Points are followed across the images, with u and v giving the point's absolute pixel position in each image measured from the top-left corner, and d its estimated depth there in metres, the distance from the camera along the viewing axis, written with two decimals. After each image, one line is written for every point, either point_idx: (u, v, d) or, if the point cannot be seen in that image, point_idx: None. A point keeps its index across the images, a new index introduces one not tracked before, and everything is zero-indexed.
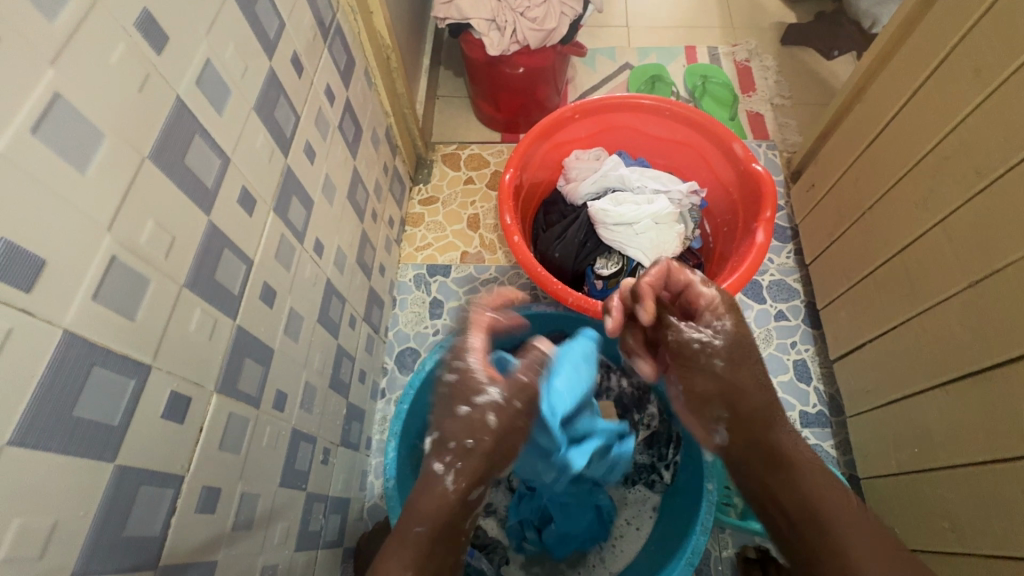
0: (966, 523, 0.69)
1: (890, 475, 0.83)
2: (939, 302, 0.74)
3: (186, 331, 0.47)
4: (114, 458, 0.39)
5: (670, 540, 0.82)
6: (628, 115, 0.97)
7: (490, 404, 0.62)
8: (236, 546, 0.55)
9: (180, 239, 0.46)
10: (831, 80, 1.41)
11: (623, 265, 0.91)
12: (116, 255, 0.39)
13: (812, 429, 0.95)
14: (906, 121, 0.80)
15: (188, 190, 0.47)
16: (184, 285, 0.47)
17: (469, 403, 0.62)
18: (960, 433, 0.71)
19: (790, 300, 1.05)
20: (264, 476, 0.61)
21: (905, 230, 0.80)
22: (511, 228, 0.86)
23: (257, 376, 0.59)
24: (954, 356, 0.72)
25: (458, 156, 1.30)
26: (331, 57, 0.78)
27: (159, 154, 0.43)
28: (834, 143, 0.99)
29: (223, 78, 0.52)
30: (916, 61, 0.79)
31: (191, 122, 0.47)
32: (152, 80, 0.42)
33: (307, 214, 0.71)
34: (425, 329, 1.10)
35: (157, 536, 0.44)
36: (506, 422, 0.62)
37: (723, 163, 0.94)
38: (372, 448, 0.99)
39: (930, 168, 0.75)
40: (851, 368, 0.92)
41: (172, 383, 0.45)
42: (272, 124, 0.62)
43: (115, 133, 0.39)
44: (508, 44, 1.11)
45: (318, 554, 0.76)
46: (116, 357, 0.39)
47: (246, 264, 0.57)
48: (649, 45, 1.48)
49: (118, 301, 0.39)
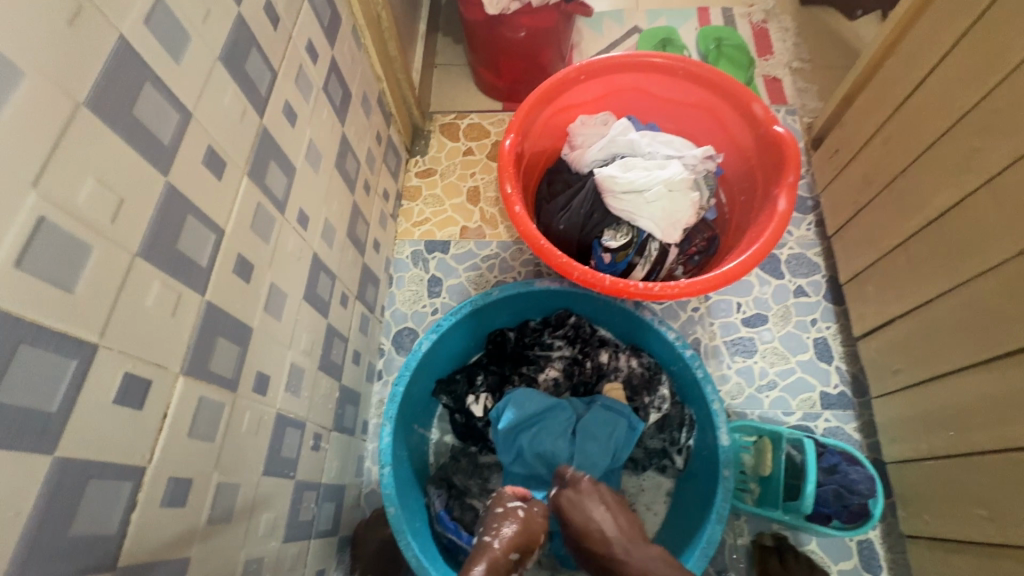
0: (1005, 512, 0.64)
1: (919, 459, 0.77)
2: (982, 272, 0.67)
3: (142, 307, 0.42)
4: (53, 449, 0.34)
5: (684, 529, 0.79)
6: (638, 76, 0.89)
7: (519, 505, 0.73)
8: (213, 540, 0.51)
9: (131, 202, 0.41)
10: (855, 42, 1.32)
11: (633, 237, 0.84)
12: (45, 216, 0.34)
13: (833, 411, 0.89)
14: (948, 74, 0.72)
15: (140, 146, 0.41)
16: (137, 254, 0.41)
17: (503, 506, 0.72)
18: (1000, 415, 0.65)
19: (810, 275, 0.98)
20: (245, 465, 0.56)
21: (943, 195, 0.73)
22: (511, 198, 0.80)
23: (232, 358, 0.54)
24: (996, 331, 0.65)
25: (457, 126, 1.23)
26: (312, 11, 0.71)
27: (98, 102, 0.38)
28: (863, 104, 0.91)
29: (179, 21, 0.45)
30: (961, 6, 0.70)
31: (140, 68, 0.41)
32: (86, 13, 0.36)
33: (289, 183, 0.66)
34: (423, 308, 1.05)
35: (114, 535, 0.39)
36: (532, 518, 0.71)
37: (740, 126, 0.87)
38: (369, 432, 0.94)
39: (974, 125, 0.68)
40: (878, 346, 0.86)
41: (126, 364, 0.40)
42: (244, 79, 0.56)
43: (37, 69, 0.33)
44: (507, 2, 1.02)
45: (311, 544, 0.72)
46: (50, 332, 0.34)
47: (216, 234, 0.51)
48: (658, 7, 1.38)
49: (50, 268, 0.34)
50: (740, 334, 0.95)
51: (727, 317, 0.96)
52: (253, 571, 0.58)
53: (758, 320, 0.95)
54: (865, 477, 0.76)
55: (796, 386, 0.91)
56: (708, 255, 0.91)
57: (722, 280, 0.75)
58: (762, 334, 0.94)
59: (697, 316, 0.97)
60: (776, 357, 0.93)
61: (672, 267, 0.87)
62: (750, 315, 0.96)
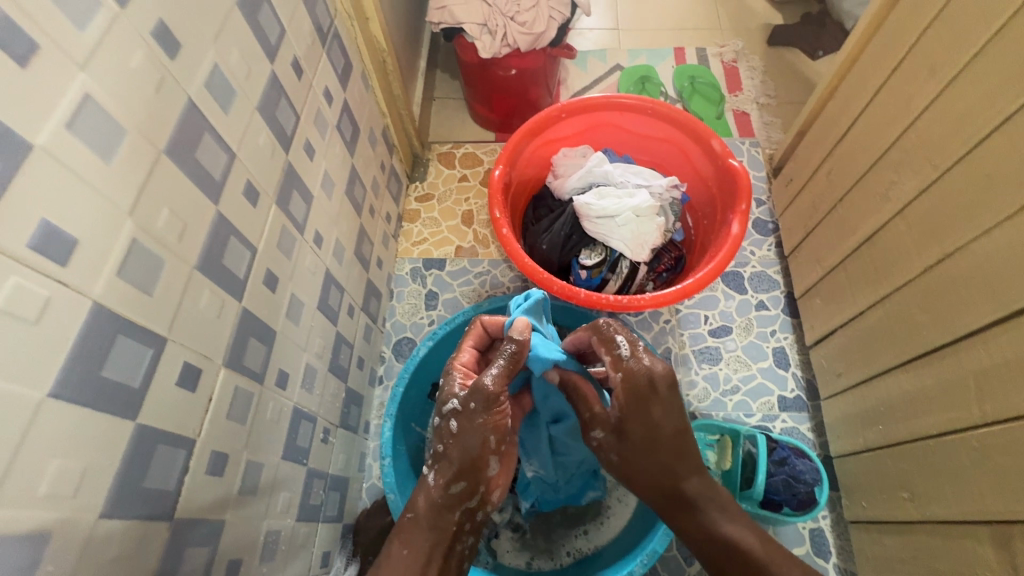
0: (923, 493, 0.74)
1: (858, 452, 0.88)
2: (899, 288, 0.79)
3: (197, 309, 0.52)
4: (135, 417, 0.44)
5: (651, 516, 0.87)
6: (613, 114, 1.01)
7: (454, 412, 0.66)
8: (243, 509, 0.60)
9: (192, 226, 0.51)
10: (815, 80, 1.46)
11: (606, 255, 0.96)
12: (136, 238, 0.44)
13: (789, 413, 1.00)
14: (872, 118, 0.84)
15: (198, 181, 0.52)
16: (194, 267, 0.52)
17: (440, 414, 0.67)
18: (918, 409, 0.75)
19: (770, 290, 1.09)
20: (268, 448, 0.66)
21: (871, 220, 0.84)
22: (499, 222, 0.91)
23: (260, 355, 0.64)
24: (914, 338, 0.76)
25: (453, 155, 1.35)
26: (329, 61, 0.83)
27: (172, 148, 0.48)
28: (811, 139, 1.03)
29: (229, 81, 0.56)
30: (881, 61, 0.83)
31: (201, 121, 0.52)
32: (166, 82, 0.47)
33: (307, 208, 0.76)
34: (421, 320, 1.15)
35: (172, 491, 0.49)
36: (468, 422, 0.64)
37: (702, 158, 0.99)
38: (371, 431, 1.04)
39: (892, 162, 0.80)
40: (825, 353, 0.96)
41: (184, 355, 0.50)
42: (275, 124, 0.67)
43: (136, 128, 0.44)
44: (499, 48, 1.15)
45: (319, 527, 0.81)
46: (137, 327, 0.45)
47: (251, 251, 0.62)
48: (638, 47, 1.52)
49: (139, 278, 0.45)
50: (707, 344, 1.05)
51: (696, 328, 1.07)
52: (272, 542, 0.67)
53: (723, 331, 1.06)
54: (811, 467, 0.88)
55: (757, 391, 1.01)
56: (676, 272, 1.03)
57: (683, 294, 0.85)
58: (726, 344, 1.05)
59: (669, 327, 1.07)
60: (739, 364, 1.03)
61: (642, 282, 0.98)
62: (716, 326, 1.07)
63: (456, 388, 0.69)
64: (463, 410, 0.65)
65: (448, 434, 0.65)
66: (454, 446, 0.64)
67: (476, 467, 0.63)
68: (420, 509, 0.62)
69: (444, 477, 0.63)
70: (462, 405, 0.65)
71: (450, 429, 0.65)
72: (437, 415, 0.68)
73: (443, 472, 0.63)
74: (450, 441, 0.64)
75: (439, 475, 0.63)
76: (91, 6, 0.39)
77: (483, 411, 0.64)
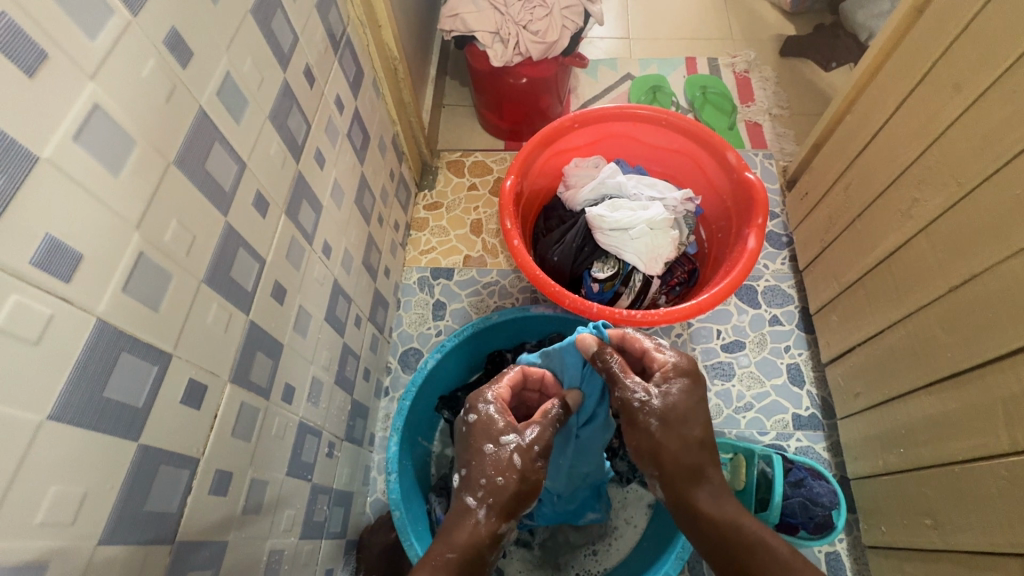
0: (947, 521, 0.71)
1: (877, 474, 0.85)
2: (922, 307, 0.77)
3: (204, 324, 0.50)
4: (137, 438, 0.43)
5: (662, 538, 0.85)
6: (626, 124, 1.00)
7: (516, 448, 0.63)
8: (246, 529, 0.59)
9: (201, 238, 0.50)
10: (829, 92, 1.44)
11: (618, 269, 0.95)
12: (143, 252, 0.43)
13: (804, 432, 0.97)
14: (894, 132, 0.82)
15: (208, 193, 0.51)
16: (202, 281, 0.50)
17: (494, 443, 0.63)
18: (942, 433, 0.73)
19: (784, 305, 1.07)
20: (273, 465, 0.64)
21: (891, 237, 0.83)
22: (510, 233, 0.89)
23: (267, 369, 0.62)
24: (936, 359, 0.74)
25: (462, 163, 1.34)
26: (341, 69, 0.82)
27: (183, 159, 0.47)
28: (828, 152, 1.01)
29: (240, 90, 0.55)
30: (902, 75, 0.81)
31: (212, 130, 0.51)
32: (178, 92, 0.46)
33: (317, 218, 0.75)
34: (428, 330, 1.14)
35: (174, 513, 0.47)
36: (530, 464, 0.63)
37: (718, 171, 0.97)
38: (376, 444, 1.02)
39: (915, 177, 0.78)
40: (842, 371, 0.94)
41: (190, 371, 0.49)
42: (287, 133, 0.66)
43: (145, 139, 0.43)
44: (511, 56, 1.14)
45: (323, 544, 0.79)
46: (142, 344, 0.43)
47: (259, 263, 0.60)
48: (650, 57, 1.51)
49: (146, 293, 0.43)
50: (719, 359, 1.03)
51: (708, 343, 1.04)
52: (274, 562, 0.65)
53: (736, 346, 1.04)
54: (828, 490, 0.85)
55: (771, 408, 0.99)
56: (689, 286, 1.01)
57: (697, 309, 0.83)
58: (739, 359, 1.03)
59: (680, 341, 1.05)
60: (752, 380, 1.01)
61: (654, 296, 0.97)
62: (728, 341, 1.04)
63: (511, 424, 0.65)
64: (525, 450, 0.63)
65: (511, 467, 0.62)
66: (513, 484, 0.62)
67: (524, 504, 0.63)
68: (460, 546, 0.59)
69: (496, 514, 0.61)
70: (527, 444, 0.63)
71: (511, 463, 0.62)
72: (489, 443, 0.63)
73: (493, 509, 0.61)
74: (513, 480, 0.62)
75: (491, 511, 0.61)
76: (102, 16, 0.38)
77: (544, 455, 0.64)
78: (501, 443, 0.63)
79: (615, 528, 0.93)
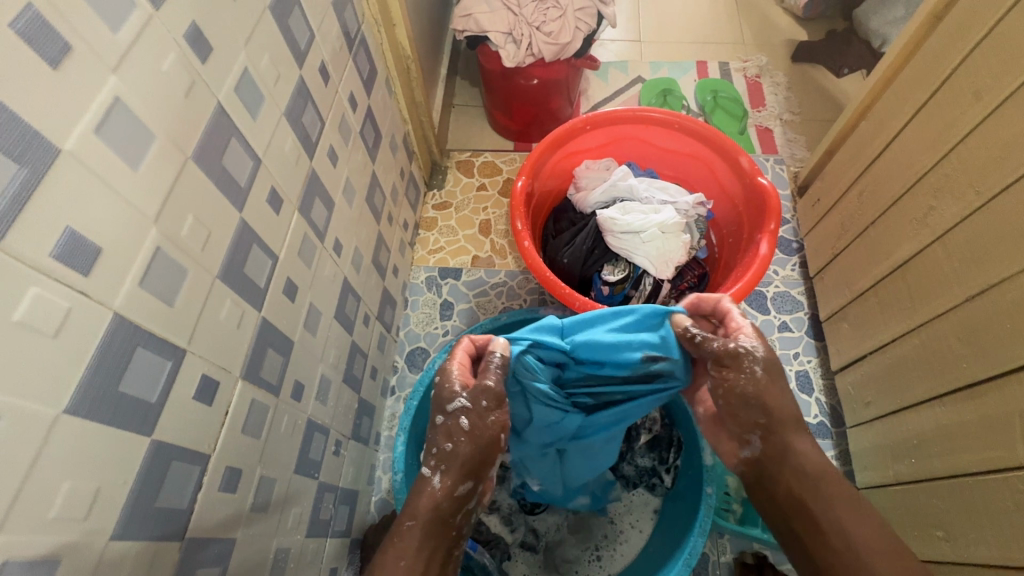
0: (960, 532, 0.71)
1: (887, 485, 0.85)
2: (936, 317, 0.77)
3: (217, 319, 0.50)
4: (150, 433, 0.43)
5: (668, 545, 0.85)
6: (638, 127, 0.99)
7: (462, 409, 0.59)
8: (254, 526, 0.58)
9: (216, 234, 0.50)
10: (841, 98, 1.43)
11: (629, 272, 0.94)
12: (160, 246, 0.43)
13: (812, 440, 0.96)
14: (910, 140, 0.82)
15: (224, 188, 0.51)
16: (216, 277, 0.50)
17: (443, 412, 0.60)
18: (956, 444, 0.72)
19: (794, 311, 1.06)
20: (281, 463, 0.64)
21: (906, 246, 0.82)
22: (521, 234, 0.88)
23: (278, 366, 0.62)
24: (952, 369, 0.74)
25: (471, 163, 1.33)
26: (355, 67, 0.81)
27: (200, 155, 0.47)
28: (841, 159, 1.01)
29: (258, 86, 0.55)
30: (919, 83, 0.81)
31: (229, 126, 0.51)
32: (198, 87, 0.46)
33: (328, 215, 0.75)
34: (435, 330, 1.13)
35: (185, 509, 0.47)
36: (482, 427, 0.59)
37: (730, 176, 0.97)
38: (381, 443, 1.01)
39: (932, 185, 0.77)
40: (853, 379, 0.94)
41: (203, 367, 0.49)
42: (302, 131, 0.65)
43: (164, 133, 0.42)
44: (523, 57, 1.14)
45: (328, 542, 0.79)
46: (156, 340, 0.43)
47: (272, 260, 0.60)
48: (660, 60, 1.50)
49: (161, 288, 0.43)
50: None
51: None
52: (281, 560, 0.65)
53: None
54: None
55: None
56: (699, 291, 1.00)
57: None
58: None
59: None
60: None
61: (665, 300, 0.96)
62: None
63: (461, 386, 0.61)
64: (475, 411, 0.60)
65: (458, 430, 0.59)
66: (466, 445, 0.58)
67: (484, 467, 0.59)
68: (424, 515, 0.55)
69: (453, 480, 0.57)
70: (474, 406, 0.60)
71: (460, 426, 0.59)
72: (439, 413, 0.61)
73: (447, 470, 0.57)
74: (466, 444, 0.58)
75: (448, 476, 0.57)
76: (125, 9, 0.38)
77: (495, 409, 0.61)
78: (451, 408, 0.60)
79: (619, 532, 0.93)
